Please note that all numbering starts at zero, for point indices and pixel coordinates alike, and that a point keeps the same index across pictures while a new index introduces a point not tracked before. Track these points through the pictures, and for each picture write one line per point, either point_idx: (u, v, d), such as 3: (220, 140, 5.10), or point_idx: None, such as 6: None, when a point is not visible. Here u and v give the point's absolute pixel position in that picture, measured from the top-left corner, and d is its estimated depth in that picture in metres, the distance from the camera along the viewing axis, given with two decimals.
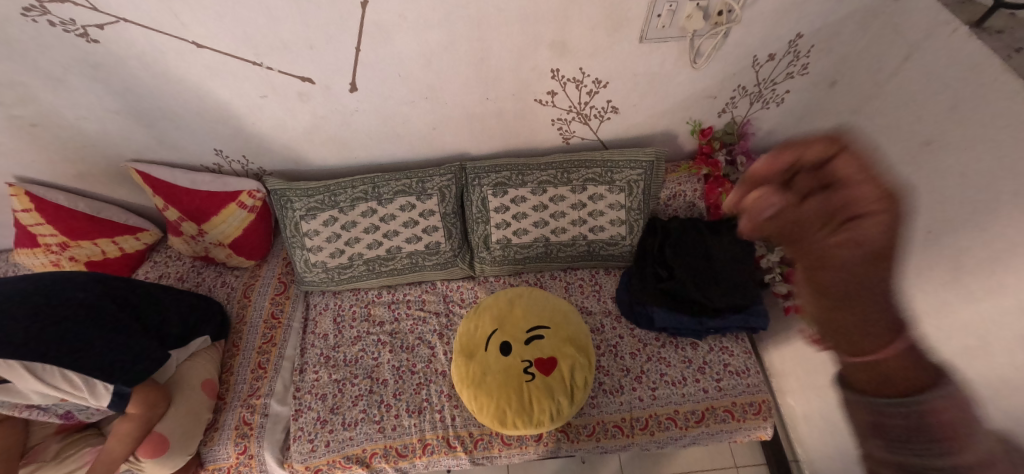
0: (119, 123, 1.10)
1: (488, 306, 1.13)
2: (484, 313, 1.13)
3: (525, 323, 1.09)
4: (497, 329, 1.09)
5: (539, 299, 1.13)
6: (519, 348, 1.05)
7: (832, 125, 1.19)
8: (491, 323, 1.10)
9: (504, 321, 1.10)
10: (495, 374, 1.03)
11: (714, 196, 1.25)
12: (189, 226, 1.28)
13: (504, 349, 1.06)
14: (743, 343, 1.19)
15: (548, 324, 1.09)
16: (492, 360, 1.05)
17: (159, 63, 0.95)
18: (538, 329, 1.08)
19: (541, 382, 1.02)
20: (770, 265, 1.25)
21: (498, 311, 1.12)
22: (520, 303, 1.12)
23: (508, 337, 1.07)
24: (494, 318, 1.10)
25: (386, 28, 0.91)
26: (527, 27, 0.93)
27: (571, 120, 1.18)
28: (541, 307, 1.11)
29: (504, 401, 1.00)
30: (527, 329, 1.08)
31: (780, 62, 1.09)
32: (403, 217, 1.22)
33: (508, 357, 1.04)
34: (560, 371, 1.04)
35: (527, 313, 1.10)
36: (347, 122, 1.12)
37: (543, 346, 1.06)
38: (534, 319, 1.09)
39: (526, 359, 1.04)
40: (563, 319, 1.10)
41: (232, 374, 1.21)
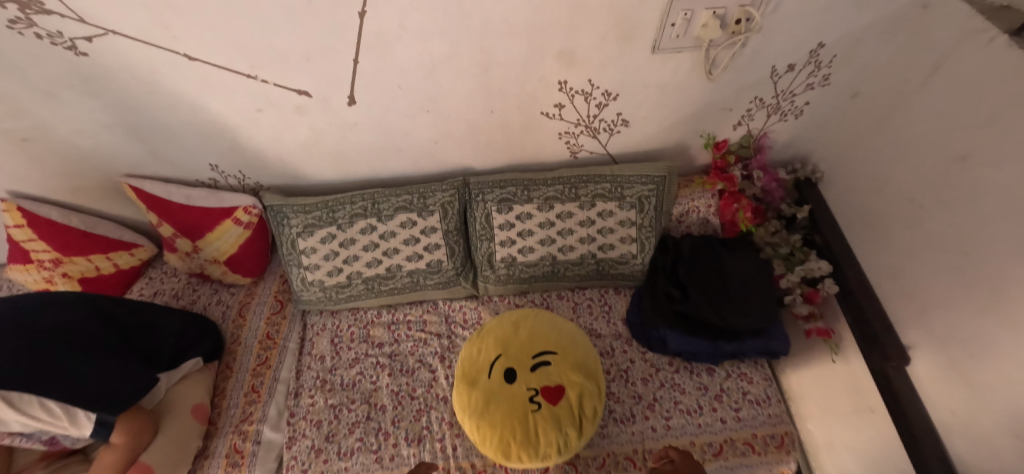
0: (111, 137, 1.06)
1: (491, 330, 1.07)
2: (487, 337, 1.06)
3: (531, 348, 1.02)
4: (501, 354, 1.02)
5: (546, 322, 1.07)
6: (525, 375, 0.99)
7: (854, 139, 1.13)
8: (494, 349, 1.03)
9: (509, 346, 1.03)
10: (499, 403, 0.96)
11: (729, 213, 1.19)
12: (184, 243, 1.24)
13: (509, 376, 0.99)
14: (763, 369, 1.12)
15: (556, 350, 1.02)
16: (495, 388, 0.98)
17: (151, 76, 0.91)
18: (545, 355, 1.01)
19: (549, 412, 0.96)
20: (791, 285, 1.19)
21: (502, 335, 1.05)
22: (525, 327, 1.06)
23: (512, 363, 1.00)
24: (499, 342, 1.04)
25: (385, 38, 0.87)
26: (533, 37, 0.89)
27: (579, 134, 1.13)
28: (548, 331, 1.05)
29: (509, 433, 0.94)
30: (533, 355, 1.01)
31: (799, 73, 1.03)
32: (404, 235, 1.17)
33: (513, 385, 0.98)
34: (568, 400, 0.97)
35: (533, 337, 1.04)
36: (345, 136, 1.07)
37: (550, 373, 0.99)
38: (541, 344, 1.03)
39: (532, 387, 0.98)
40: (571, 344, 1.04)
41: (225, 397, 1.16)
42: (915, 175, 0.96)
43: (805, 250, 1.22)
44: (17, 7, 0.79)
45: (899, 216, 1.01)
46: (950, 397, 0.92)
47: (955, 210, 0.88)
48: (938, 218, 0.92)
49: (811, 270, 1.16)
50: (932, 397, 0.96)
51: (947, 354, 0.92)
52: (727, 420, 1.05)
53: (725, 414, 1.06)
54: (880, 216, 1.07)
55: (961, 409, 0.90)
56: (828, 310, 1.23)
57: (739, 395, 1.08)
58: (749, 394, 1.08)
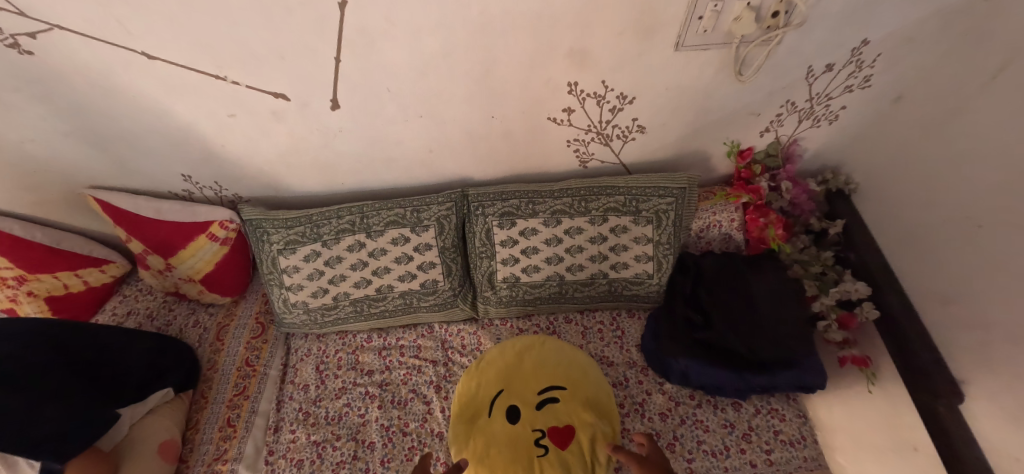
0: (71, 146, 0.96)
1: (492, 360, 0.95)
2: (487, 369, 0.94)
3: (536, 382, 0.91)
4: (502, 389, 0.90)
5: (553, 352, 0.95)
6: (529, 414, 0.87)
7: (896, 148, 1.01)
8: (495, 382, 0.91)
9: (512, 380, 0.91)
10: (500, 447, 0.84)
11: (755, 229, 1.09)
12: (155, 260, 1.13)
13: (511, 415, 0.87)
14: (795, 404, 1.00)
15: (564, 384, 0.91)
16: (496, 429, 0.86)
17: (108, 77, 0.81)
18: (552, 391, 0.90)
19: (556, 457, 0.84)
20: (823, 309, 1.07)
21: (504, 366, 0.93)
22: (530, 357, 0.94)
23: (515, 400, 0.89)
24: (500, 375, 0.92)
25: (371, 34, 0.76)
26: (540, 33, 0.78)
27: (590, 141, 1.02)
28: (556, 362, 0.94)
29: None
30: (538, 391, 0.90)
31: (837, 74, 0.92)
32: (395, 252, 1.06)
33: (516, 426, 0.86)
34: (578, 443, 0.86)
35: (539, 370, 0.92)
36: (330, 144, 0.97)
37: (558, 412, 0.88)
38: (547, 377, 0.91)
39: (537, 428, 0.86)
40: (581, 377, 0.93)
41: (198, 431, 1.05)
42: (974, 189, 0.85)
43: (836, 269, 1.11)
44: None
45: (953, 236, 0.89)
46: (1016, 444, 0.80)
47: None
48: (1001, 239, 0.80)
49: (846, 292, 1.05)
50: (992, 443, 0.83)
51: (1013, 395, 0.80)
52: (757, 463, 0.94)
53: (754, 456, 0.94)
54: (928, 233, 0.95)
55: None
56: (863, 336, 1.12)
57: (770, 434, 0.96)
58: (781, 434, 0.97)
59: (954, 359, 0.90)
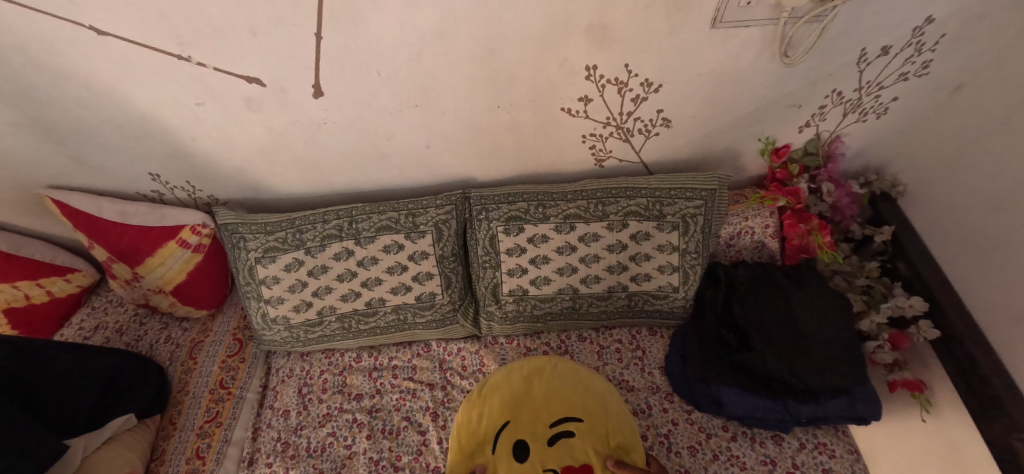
0: (22, 139, 0.85)
1: (497, 386, 0.80)
2: (491, 396, 0.80)
3: (548, 413, 0.78)
4: (509, 422, 0.77)
5: (567, 376, 0.82)
6: (540, 452, 0.75)
7: (955, 145, 0.89)
8: (501, 413, 0.78)
9: (520, 410, 0.78)
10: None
11: (795, 235, 0.97)
12: (121, 269, 1.01)
13: (519, 453, 0.75)
14: (845, 438, 0.88)
15: (581, 416, 0.78)
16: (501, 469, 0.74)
17: (54, 56, 0.70)
18: (566, 423, 0.77)
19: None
20: (873, 328, 0.94)
21: (511, 394, 0.79)
22: (541, 382, 0.81)
23: (524, 435, 0.76)
24: (506, 405, 0.78)
25: (357, 6, 0.65)
26: (554, 6, 0.67)
27: (608, 137, 0.90)
28: (570, 389, 0.81)
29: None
30: (550, 424, 0.77)
31: (893, 58, 0.81)
32: (388, 261, 0.95)
33: (525, 465, 0.74)
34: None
35: (551, 398, 0.79)
36: (313, 139, 0.85)
37: (573, 449, 0.76)
38: (561, 408, 0.78)
39: (549, 468, 0.74)
40: (599, 407, 0.80)
41: (163, 464, 0.92)
42: None
43: (884, 282, 0.99)
44: None
45: None
46: None
47: None
48: None
49: (900, 308, 0.92)
50: None
51: None
52: None
53: None
54: (999, 241, 0.83)
55: None
56: (916, 358, 0.99)
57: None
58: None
59: None
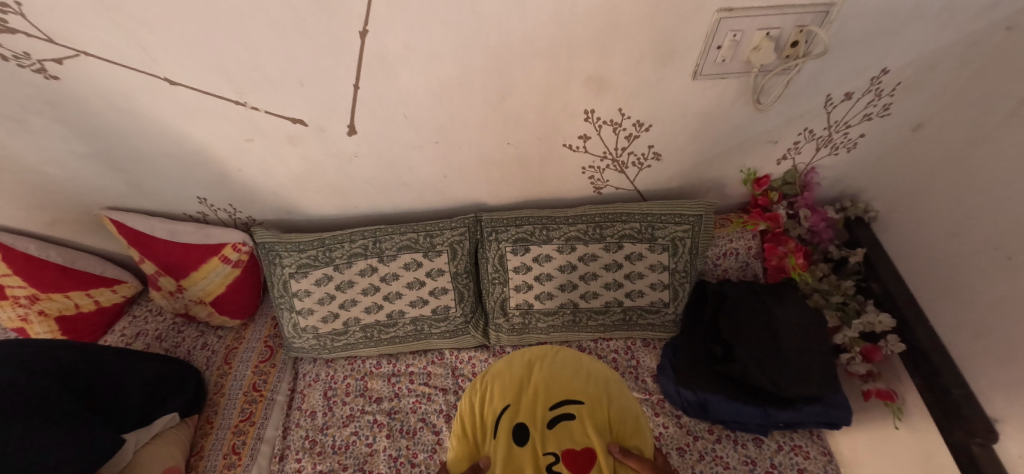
0: (89, 168, 0.96)
1: (495, 372, 0.72)
2: (487, 382, 0.72)
3: (547, 395, 0.69)
4: (505, 405, 0.69)
5: (570, 360, 0.73)
6: (539, 437, 0.67)
7: (916, 177, 0.99)
8: (496, 397, 0.70)
9: (516, 392, 0.70)
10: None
11: (774, 257, 1.08)
12: (167, 282, 1.12)
13: (514, 440, 0.67)
14: (820, 441, 0.97)
15: (582, 401, 0.69)
16: (496, 456, 0.67)
17: (129, 102, 0.81)
18: (568, 406, 0.69)
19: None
20: (846, 341, 1.05)
21: (503, 376, 0.71)
22: (540, 366, 0.72)
23: (521, 419, 0.68)
24: (502, 388, 0.70)
25: (390, 63, 0.76)
26: (558, 62, 0.78)
27: (605, 168, 1.01)
28: (574, 371, 0.71)
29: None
30: (550, 407, 0.69)
31: (856, 102, 0.91)
32: (407, 277, 1.05)
33: (519, 453, 0.67)
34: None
35: (552, 380, 0.70)
36: (344, 169, 0.97)
37: (575, 434, 0.67)
38: (563, 390, 0.70)
39: (549, 454, 0.66)
40: (605, 390, 0.71)
41: (203, 458, 1.03)
42: (1004, 221, 0.82)
43: (858, 300, 1.08)
44: None
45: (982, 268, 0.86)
46: None
47: None
48: None
49: (869, 324, 1.02)
50: None
51: None
52: None
53: None
54: (954, 265, 0.92)
55: None
56: (888, 369, 1.07)
57: (794, 473, 0.93)
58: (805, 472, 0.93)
59: (988, 398, 0.86)
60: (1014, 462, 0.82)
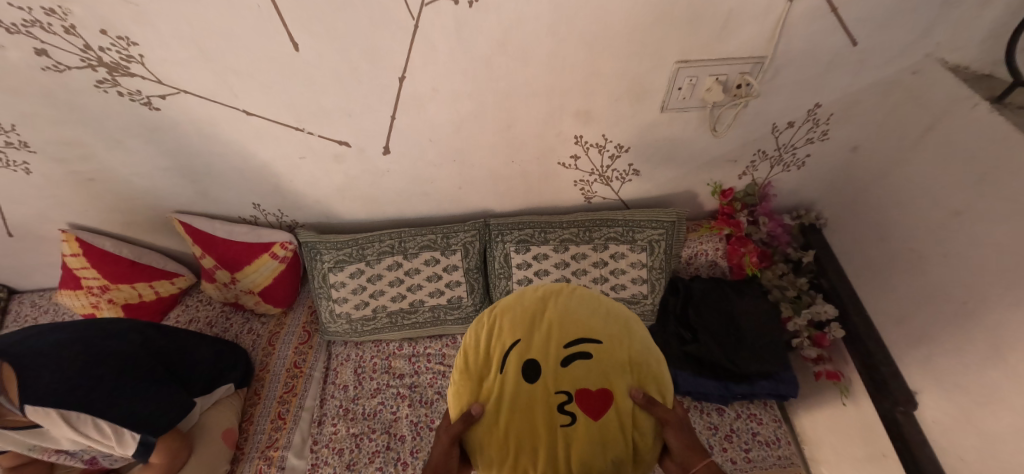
0: (168, 178, 1.17)
1: (508, 306, 0.72)
2: (500, 317, 0.72)
3: (562, 333, 0.68)
4: (518, 340, 0.69)
5: (587, 299, 0.71)
6: (553, 375, 0.67)
7: (854, 191, 1.19)
8: (509, 332, 0.69)
9: (531, 329, 0.69)
10: (513, 414, 0.67)
11: (735, 257, 1.26)
12: (223, 274, 1.33)
13: (527, 375, 0.67)
14: (772, 410, 1.16)
15: (599, 339, 0.68)
16: (507, 392, 0.68)
17: (211, 128, 1.02)
18: (583, 346, 0.67)
19: (585, 431, 0.66)
20: (798, 328, 1.22)
21: (518, 311, 0.70)
22: (555, 303, 0.70)
23: (534, 356, 0.68)
24: (516, 324, 0.70)
25: (421, 100, 0.98)
26: (553, 99, 0.99)
27: (594, 182, 1.21)
28: (591, 311, 0.70)
29: (525, 458, 0.66)
30: (565, 345, 0.67)
31: (799, 129, 1.11)
32: (427, 271, 1.25)
33: (533, 387, 0.67)
34: (616, 414, 0.67)
35: (567, 320, 0.69)
36: (377, 181, 1.18)
37: (590, 375, 0.67)
38: (578, 329, 0.68)
39: (562, 392, 0.66)
40: (623, 332, 0.70)
41: (253, 423, 1.22)
42: (914, 227, 1.01)
43: (810, 294, 1.26)
44: (107, 71, 0.90)
45: (901, 265, 1.04)
46: (959, 443, 0.93)
47: (956, 265, 0.92)
48: (933, 267, 0.96)
49: (816, 312, 1.20)
50: (942, 443, 0.97)
51: (952, 400, 0.94)
52: (737, 460, 1.09)
53: (735, 454, 1.10)
54: (880, 263, 1.11)
55: (973, 458, 0.90)
56: (838, 353, 1.25)
57: (748, 435, 1.12)
58: (758, 435, 1.12)
59: (909, 374, 1.05)
60: (929, 425, 1.00)
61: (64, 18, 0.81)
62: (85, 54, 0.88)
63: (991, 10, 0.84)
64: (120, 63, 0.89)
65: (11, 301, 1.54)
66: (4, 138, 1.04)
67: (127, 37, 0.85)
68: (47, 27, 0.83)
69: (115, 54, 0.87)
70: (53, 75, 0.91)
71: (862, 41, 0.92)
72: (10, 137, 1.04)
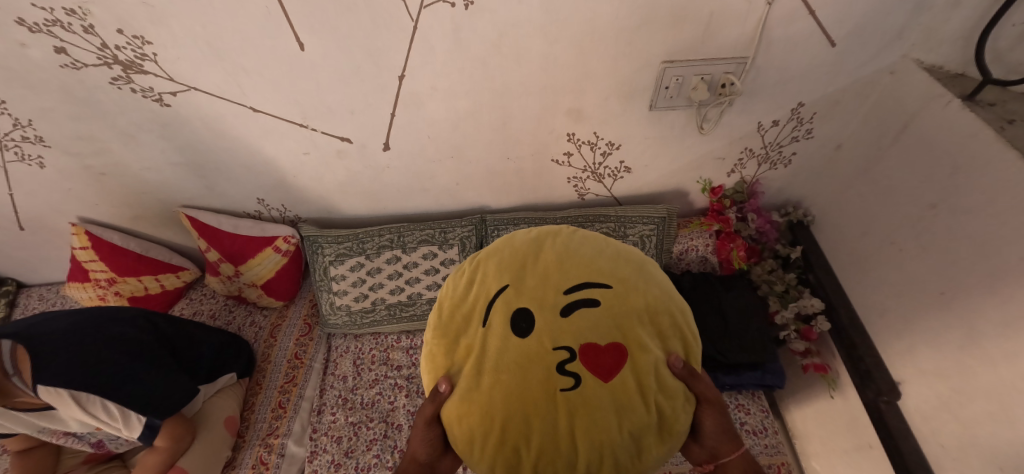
0: (176, 173, 1.21)
1: (496, 250, 0.64)
2: (485, 263, 0.63)
3: (561, 277, 0.59)
4: (509, 287, 0.59)
5: (589, 240, 0.63)
6: (552, 325, 0.56)
7: (837, 189, 1.23)
8: (498, 278, 0.60)
9: (523, 274, 0.60)
10: (503, 376, 0.56)
11: (724, 252, 1.31)
12: (227, 267, 1.37)
13: (521, 327, 0.57)
14: (759, 401, 1.25)
15: (606, 283, 0.58)
16: (496, 347, 0.57)
17: (219, 124, 1.07)
18: (587, 290, 0.58)
19: (592, 395, 0.55)
20: (785, 321, 1.26)
21: (509, 256, 0.62)
22: (553, 245, 0.62)
23: (527, 304, 0.58)
24: (506, 268, 0.61)
25: (420, 98, 1.02)
26: (546, 97, 1.03)
27: (586, 179, 1.26)
28: (595, 252, 0.61)
29: (518, 432, 0.55)
30: (565, 291, 0.58)
31: (783, 127, 1.15)
32: (425, 265, 1.30)
33: (528, 342, 0.56)
34: (632, 373, 0.56)
35: (566, 261, 0.60)
36: (378, 177, 1.22)
37: (596, 324, 0.56)
38: (579, 271, 0.59)
39: (562, 347, 0.55)
40: (636, 276, 0.60)
41: (254, 412, 1.26)
42: (893, 221, 1.04)
43: (798, 288, 1.29)
44: (121, 68, 0.95)
45: (881, 257, 1.07)
46: (941, 431, 0.92)
47: (933, 252, 0.93)
48: (910, 259, 0.99)
49: (803, 306, 1.23)
50: (924, 432, 0.96)
51: (934, 389, 0.94)
52: None
53: None
54: (861, 258, 1.14)
55: (952, 443, 0.90)
56: (823, 345, 1.27)
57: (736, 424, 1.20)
58: (746, 424, 1.21)
59: (892, 364, 1.05)
60: (911, 413, 0.99)
61: (83, 18, 0.86)
62: (101, 52, 0.92)
63: (962, 11, 0.88)
64: (134, 61, 0.94)
65: (20, 294, 1.59)
66: (21, 133, 1.09)
67: (141, 36, 0.89)
68: (66, 26, 0.88)
69: (130, 52, 0.92)
70: (70, 72, 0.96)
71: (840, 42, 0.96)
72: (27, 132, 1.09)
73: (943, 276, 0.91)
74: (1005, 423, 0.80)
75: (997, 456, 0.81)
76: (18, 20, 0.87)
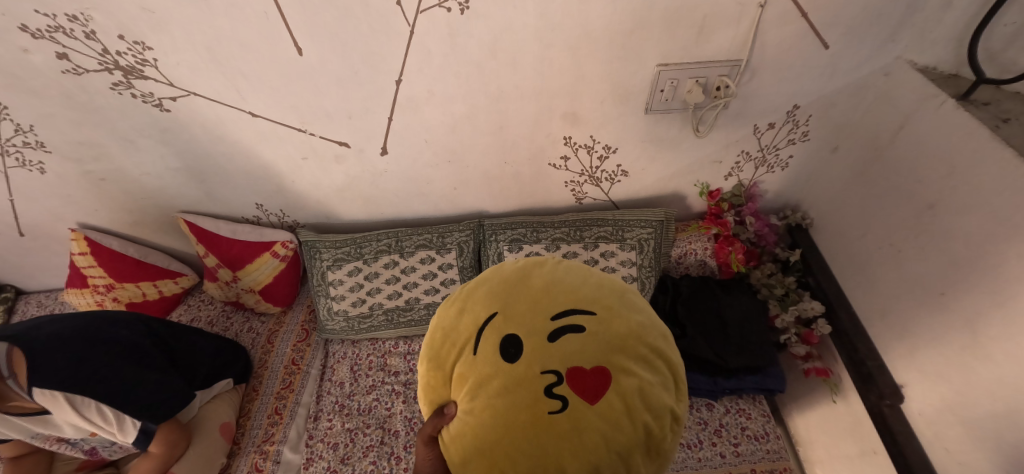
0: (175, 177, 1.22)
1: (482, 279, 0.62)
2: (472, 291, 0.62)
3: (547, 303, 0.56)
4: (498, 314, 0.57)
5: (575, 270, 0.61)
6: (539, 349, 0.53)
7: (832, 191, 1.22)
8: (487, 306, 0.58)
9: (509, 301, 0.58)
10: (491, 400, 0.53)
11: (723, 254, 1.31)
12: (224, 273, 1.37)
13: (508, 352, 0.54)
14: (760, 405, 1.24)
15: (592, 309, 0.56)
16: (483, 373, 0.55)
17: (219, 129, 1.08)
18: (573, 316, 0.55)
19: (582, 418, 0.50)
20: (785, 325, 1.24)
21: (497, 284, 0.60)
22: (539, 273, 0.60)
23: (517, 330, 0.55)
24: (493, 296, 0.59)
25: (417, 102, 1.03)
26: (542, 100, 1.04)
27: (584, 183, 1.26)
28: (580, 281, 0.59)
29: (508, 457, 0.49)
30: (552, 317, 0.55)
31: (779, 130, 1.16)
32: (422, 269, 1.29)
33: (516, 366, 0.53)
34: (620, 396, 0.52)
35: (553, 289, 0.58)
36: (376, 182, 1.23)
37: (583, 349, 0.53)
38: (565, 298, 0.57)
39: (549, 370, 0.52)
40: (620, 304, 0.58)
41: (250, 418, 1.24)
42: (889, 222, 1.03)
43: (798, 291, 1.27)
44: (122, 73, 0.96)
45: (879, 259, 1.06)
46: (947, 436, 0.90)
47: (931, 253, 0.93)
48: (911, 262, 0.97)
49: (803, 309, 1.21)
50: (929, 437, 0.94)
51: (938, 392, 0.92)
52: (726, 454, 1.17)
53: (724, 448, 1.17)
54: (858, 262, 1.13)
55: (958, 448, 0.88)
56: (825, 349, 1.25)
57: (737, 429, 1.20)
58: (747, 429, 1.20)
59: (893, 367, 1.03)
60: (915, 417, 0.98)
61: (85, 23, 0.88)
62: (102, 58, 0.93)
63: (954, 11, 0.88)
64: (134, 67, 0.95)
65: (19, 301, 1.59)
66: (22, 139, 1.10)
67: (141, 42, 0.91)
68: (68, 33, 0.89)
69: (131, 57, 0.93)
70: (72, 78, 0.97)
71: (833, 44, 0.97)
72: (28, 137, 1.09)
73: (945, 276, 0.90)
74: (1012, 427, 0.78)
75: (1005, 460, 0.79)
76: (22, 26, 0.88)
